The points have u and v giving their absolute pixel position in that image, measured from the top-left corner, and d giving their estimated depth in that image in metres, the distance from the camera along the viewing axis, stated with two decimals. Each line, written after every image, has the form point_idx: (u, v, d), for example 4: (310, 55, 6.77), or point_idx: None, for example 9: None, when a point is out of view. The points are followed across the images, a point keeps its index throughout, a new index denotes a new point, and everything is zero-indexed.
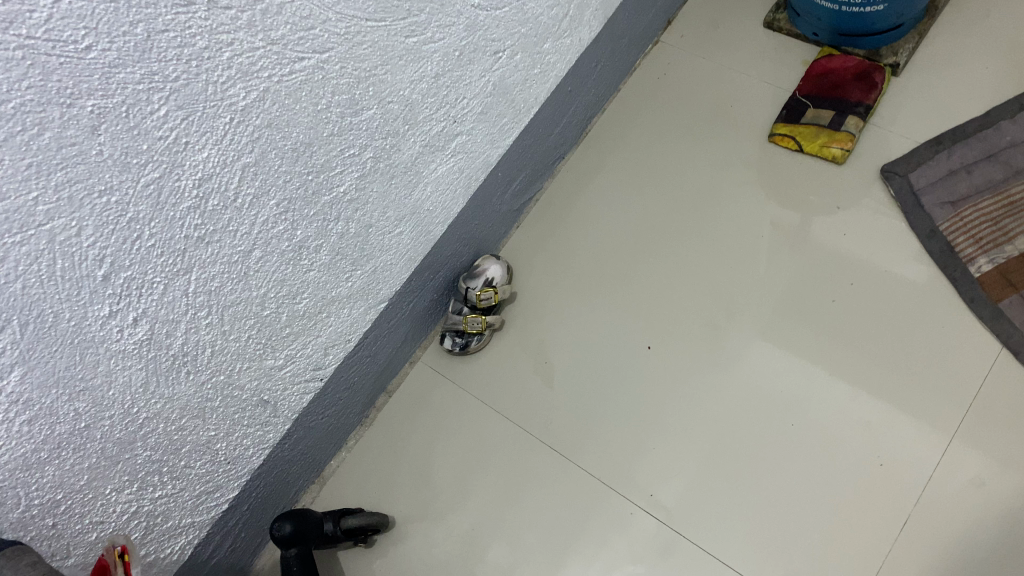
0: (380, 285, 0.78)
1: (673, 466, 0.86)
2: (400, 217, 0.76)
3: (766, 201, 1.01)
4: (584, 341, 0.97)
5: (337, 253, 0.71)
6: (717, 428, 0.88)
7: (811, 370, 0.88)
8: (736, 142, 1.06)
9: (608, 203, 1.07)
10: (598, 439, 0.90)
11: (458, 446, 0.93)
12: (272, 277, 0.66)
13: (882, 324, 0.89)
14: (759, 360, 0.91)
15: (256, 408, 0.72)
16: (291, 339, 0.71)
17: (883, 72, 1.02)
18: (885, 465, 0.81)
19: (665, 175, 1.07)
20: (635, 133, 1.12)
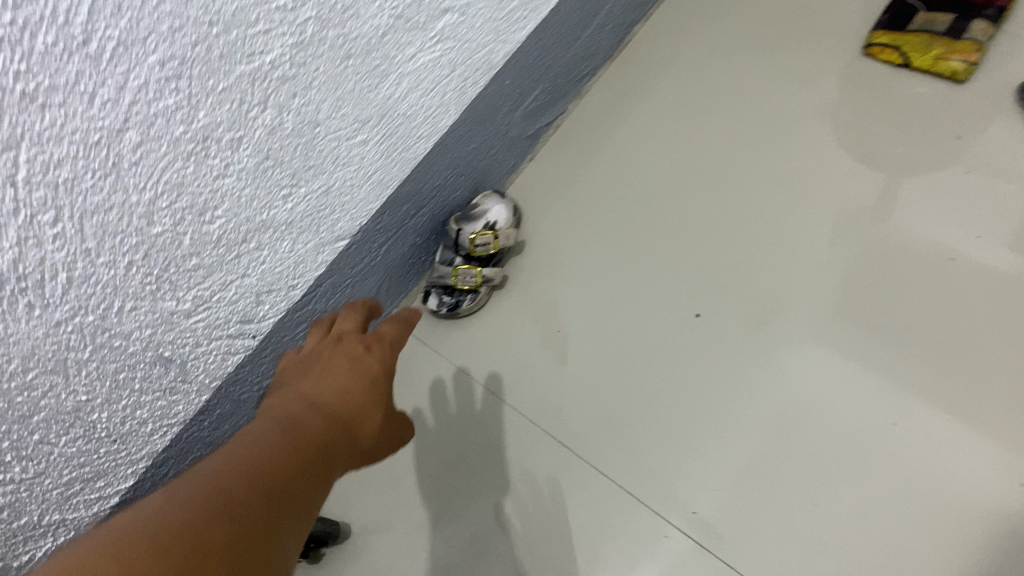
0: (335, 214, 0.59)
1: (717, 466, 0.68)
2: (362, 120, 0.56)
3: (852, 133, 0.80)
4: (607, 307, 0.78)
5: (266, 158, 0.51)
6: (779, 423, 0.68)
7: (909, 352, 0.68)
8: (807, 58, 0.85)
9: (643, 138, 0.86)
10: (622, 431, 0.72)
11: (451, 431, 0.77)
12: (159, 176, 0.46)
13: (1004, 302, 0.68)
14: (841, 336, 0.70)
15: (150, 368, 0.53)
16: (200, 276, 0.52)
17: None
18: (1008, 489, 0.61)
19: (719, 103, 0.86)
20: (683, 51, 0.91)
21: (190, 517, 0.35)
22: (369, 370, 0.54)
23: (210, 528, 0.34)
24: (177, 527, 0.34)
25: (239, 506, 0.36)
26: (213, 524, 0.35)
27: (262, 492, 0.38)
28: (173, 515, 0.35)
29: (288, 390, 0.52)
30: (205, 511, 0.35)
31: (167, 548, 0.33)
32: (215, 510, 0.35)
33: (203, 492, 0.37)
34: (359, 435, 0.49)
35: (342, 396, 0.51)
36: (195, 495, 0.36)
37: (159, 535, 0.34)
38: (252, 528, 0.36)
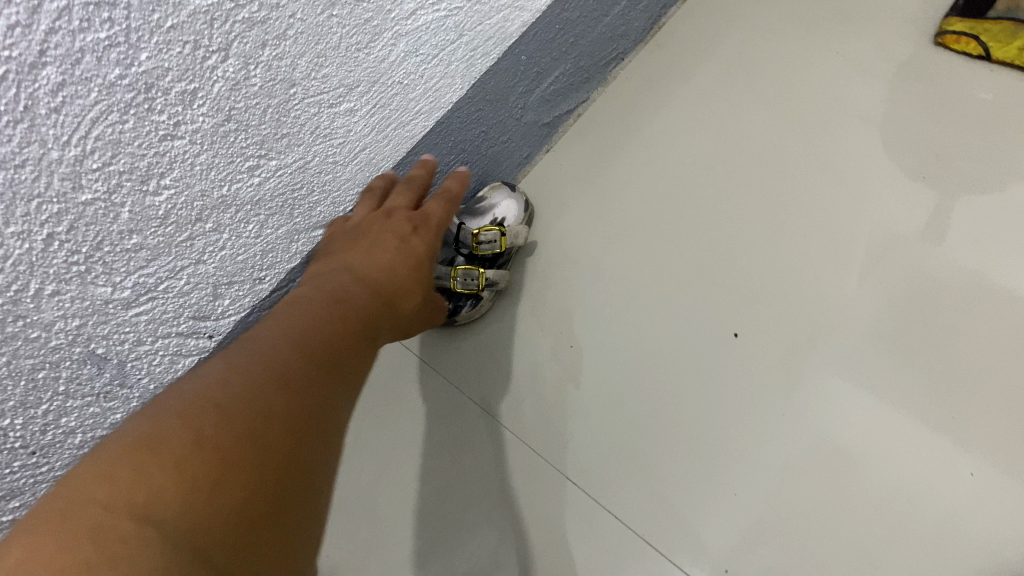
0: (313, 197, 0.51)
1: (756, 510, 0.57)
2: (349, 87, 0.47)
3: (913, 112, 0.67)
4: (626, 317, 0.68)
5: (226, 120, 0.42)
6: (829, 462, 0.56)
7: (997, 384, 0.55)
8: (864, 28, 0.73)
9: (673, 123, 0.75)
10: (641, 466, 0.62)
11: (447, 454, 0.69)
12: (89, 131, 0.36)
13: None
14: (913, 362, 0.57)
15: (79, 368, 0.44)
16: (144, 257, 0.43)
17: None
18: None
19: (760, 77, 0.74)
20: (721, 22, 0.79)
21: (266, 390, 0.34)
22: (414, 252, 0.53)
23: (290, 413, 0.34)
24: (249, 400, 0.33)
25: (309, 385, 0.36)
26: (292, 406, 0.35)
27: (326, 369, 0.38)
28: (246, 386, 0.34)
29: (336, 254, 0.50)
30: (282, 384, 0.35)
31: (245, 423, 0.32)
32: (291, 381, 0.36)
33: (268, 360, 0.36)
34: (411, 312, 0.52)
35: (390, 274, 0.51)
36: (260, 371, 0.35)
37: (232, 405, 0.33)
38: (321, 411, 0.36)
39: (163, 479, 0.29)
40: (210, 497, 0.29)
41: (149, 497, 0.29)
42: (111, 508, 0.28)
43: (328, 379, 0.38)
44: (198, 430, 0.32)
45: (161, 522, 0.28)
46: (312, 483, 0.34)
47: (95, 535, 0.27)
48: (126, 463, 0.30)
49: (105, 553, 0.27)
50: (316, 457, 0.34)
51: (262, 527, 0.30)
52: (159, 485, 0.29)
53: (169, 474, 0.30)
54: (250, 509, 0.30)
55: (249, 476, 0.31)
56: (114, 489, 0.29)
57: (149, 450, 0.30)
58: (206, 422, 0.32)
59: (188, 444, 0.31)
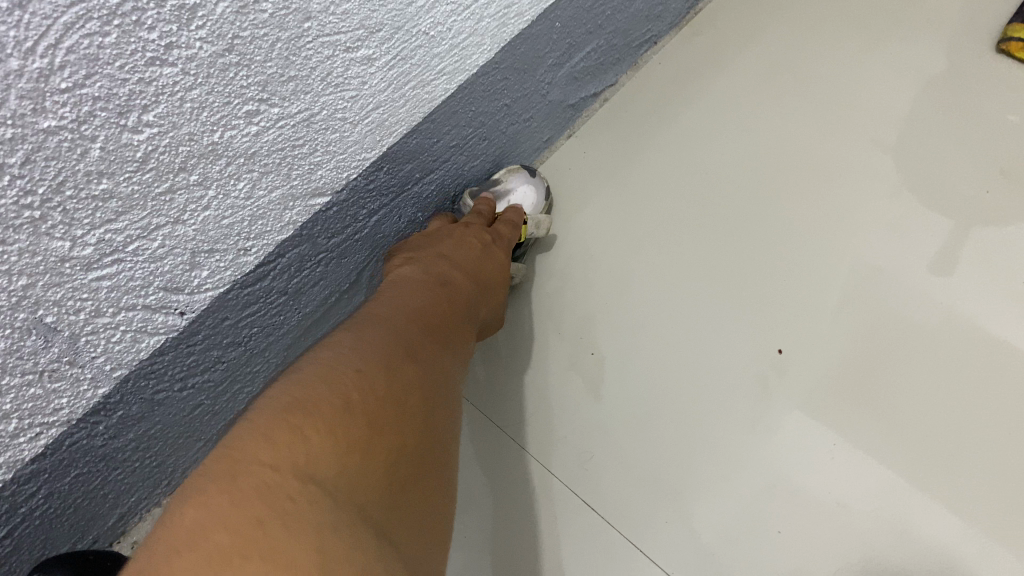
0: (315, 157, 0.43)
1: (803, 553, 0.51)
2: (370, 30, 0.40)
3: (969, 118, 0.62)
4: (641, 326, 0.63)
5: (226, 50, 0.35)
6: (882, 501, 0.51)
7: None
8: (914, 25, 0.67)
9: (697, 119, 0.70)
10: (671, 496, 0.56)
11: (470, 471, 0.63)
12: (60, 38, 0.29)
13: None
14: (978, 394, 0.51)
15: (22, 339, 0.35)
16: (111, 208, 0.35)
17: None
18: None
19: (796, 76, 0.69)
20: (754, 14, 0.74)
21: (395, 367, 0.39)
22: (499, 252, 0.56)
23: (408, 395, 0.39)
24: (383, 378, 0.38)
25: (420, 371, 0.41)
26: (409, 389, 0.39)
27: (428, 357, 0.43)
28: (373, 366, 0.38)
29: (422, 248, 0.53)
30: (405, 362, 0.40)
31: (382, 396, 0.37)
32: (408, 365, 0.40)
33: (391, 352, 0.40)
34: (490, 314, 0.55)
35: (479, 273, 0.54)
36: (380, 355, 0.40)
37: (368, 377, 0.37)
38: (430, 396, 0.41)
39: (317, 444, 0.32)
40: (362, 462, 0.33)
41: (308, 458, 0.31)
42: (276, 468, 0.31)
43: (431, 368, 0.43)
44: (342, 398, 0.35)
45: (325, 483, 0.31)
46: (427, 464, 0.37)
47: (264, 488, 0.30)
48: (282, 423, 0.33)
49: (276, 507, 0.29)
50: (428, 440, 0.39)
51: (393, 497, 0.34)
52: (316, 448, 0.32)
53: (324, 444, 0.32)
54: (393, 473, 0.34)
55: (387, 448, 0.35)
56: (275, 448, 0.31)
57: (303, 414, 0.33)
58: (349, 393, 0.36)
59: (337, 411, 0.34)
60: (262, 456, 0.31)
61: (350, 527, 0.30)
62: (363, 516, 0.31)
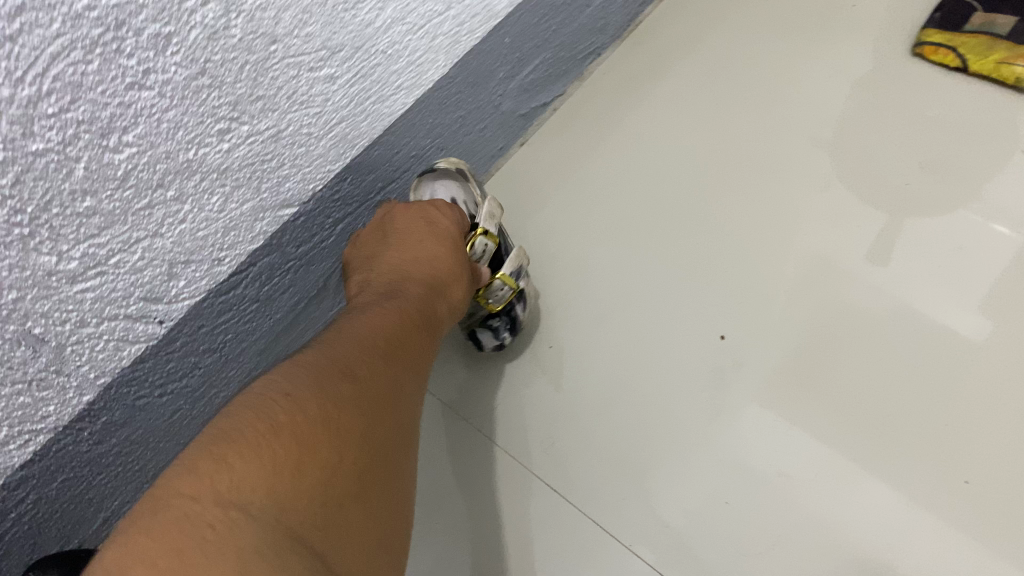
0: (283, 171, 0.46)
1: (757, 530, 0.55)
2: (332, 49, 0.43)
3: (894, 120, 0.67)
4: (594, 321, 0.66)
5: (200, 72, 0.37)
6: (823, 472, 0.55)
7: (995, 401, 0.54)
8: (844, 34, 0.72)
9: (643, 125, 0.74)
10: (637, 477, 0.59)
11: (434, 468, 0.64)
12: (47, 67, 0.31)
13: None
14: (904, 373, 0.56)
15: (11, 350, 0.37)
16: (94, 223, 0.38)
17: None
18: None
19: (737, 83, 0.73)
20: (695, 26, 0.78)
21: (329, 379, 0.37)
22: (446, 236, 0.54)
23: (346, 406, 0.37)
24: (314, 390, 0.36)
25: (363, 380, 0.39)
26: (348, 400, 0.37)
27: (373, 364, 0.41)
28: (305, 381, 0.37)
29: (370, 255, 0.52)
30: (342, 373, 0.39)
31: (316, 408, 0.35)
32: (347, 375, 0.39)
33: (325, 365, 0.39)
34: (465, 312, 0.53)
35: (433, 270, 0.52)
36: (314, 372, 0.38)
37: (298, 395, 0.36)
38: (379, 405, 0.39)
39: (243, 470, 0.31)
40: (293, 483, 0.32)
41: (230, 483, 0.31)
42: (196, 496, 0.30)
43: (378, 376, 0.40)
44: (267, 419, 0.34)
45: (251, 509, 0.30)
46: (375, 471, 0.36)
47: (183, 523, 0.29)
48: (203, 455, 0.32)
49: (194, 537, 0.29)
50: (378, 448, 0.37)
51: (333, 511, 0.33)
52: (239, 474, 0.31)
53: (248, 466, 0.32)
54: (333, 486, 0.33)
55: (325, 463, 0.34)
56: (197, 481, 0.31)
57: (227, 443, 0.32)
58: (276, 413, 0.34)
59: (262, 431, 0.33)
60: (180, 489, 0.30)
61: (273, 550, 0.29)
62: (292, 538, 0.30)
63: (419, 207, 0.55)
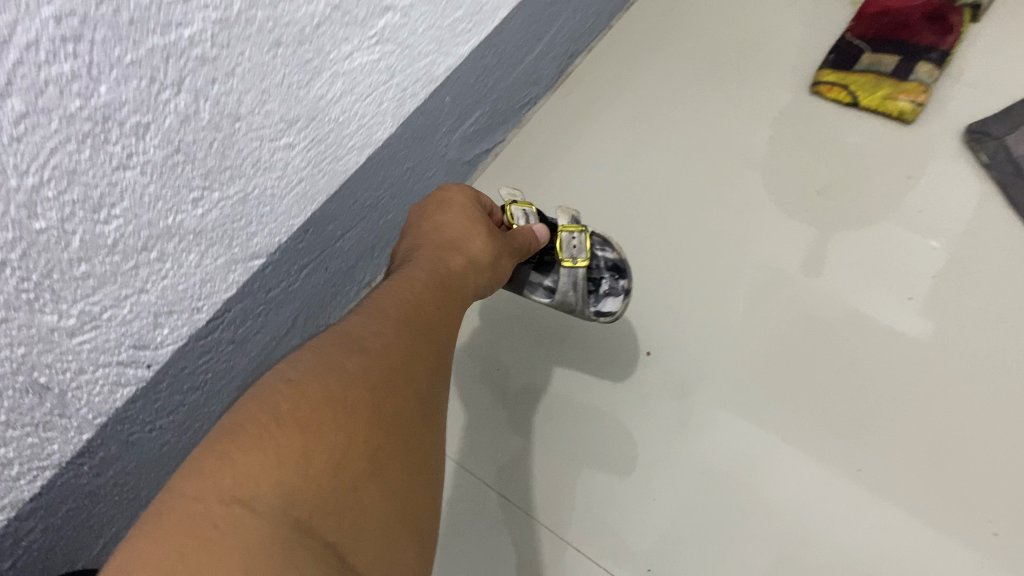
0: (251, 228, 0.52)
1: (683, 523, 0.61)
2: (290, 120, 0.50)
3: (799, 164, 0.77)
4: (548, 347, 0.75)
5: (175, 150, 0.44)
6: (735, 471, 0.62)
7: (889, 396, 0.62)
8: (758, 91, 0.82)
9: (583, 169, 0.83)
10: (579, 480, 0.66)
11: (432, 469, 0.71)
12: (47, 158, 0.38)
13: (952, 383, 0.61)
14: (809, 379, 0.64)
15: (21, 397, 0.43)
16: (90, 285, 0.44)
17: (961, 14, 0.78)
18: (999, 553, 0.55)
19: (666, 132, 0.83)
20: (628, 84, 0.88)
21: (336, 361, 0.38)
22: (460, 212, 0.58)
23: (353, 387, 0.37)
24: (321, 375, 0.37)
25: (372, 357, 0.40)
26: (354, 380, 0.38)
27: (382, 340, 0.41)
28: (310, 368, 0.38)
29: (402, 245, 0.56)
30: (349, 354, 0.39)
31: (322, 393, 0.36)
32: (356, 353, 0.40)
33: (335, 348, 0.40)
34: (484, 275, 0.56)
35: (450, 241, 0.55)
36: (324, 354, 0.39)
37: (303, 382, 0.37)
38: (392, 376, 0.40)
39: (247, 462, 0.32)
40: (302, 470, 0.33)
41: (235, 479, 0.31)
42: (199, 498, 0.31)
43: (388, 352, 0.41)
44: (273, 411, 0.34)
45: (260, 500, 0.31)
46: (388, 448, 0.37)
47: (189, 523, 0.30)
48: (208, 453, 0.32)
49: (198, 535, 0.29)
50: (392, 422, 0.38)
51: (348, 494, 0.34)
52: (243, 469, 0.32)
53: (255, 460, 0.32)
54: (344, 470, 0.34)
55: (333, 445, 0.34)
56: (200, 480, 0.31)
57: (233, 438, 0.33)
58: (281, 406, 0.35)
59: (267, 423, 0.34)
60: (185, 490, 0.31)
61: (280, 544, 0.30)
62: (302, 527, 0.31)
63: (435, 200, 0.60)
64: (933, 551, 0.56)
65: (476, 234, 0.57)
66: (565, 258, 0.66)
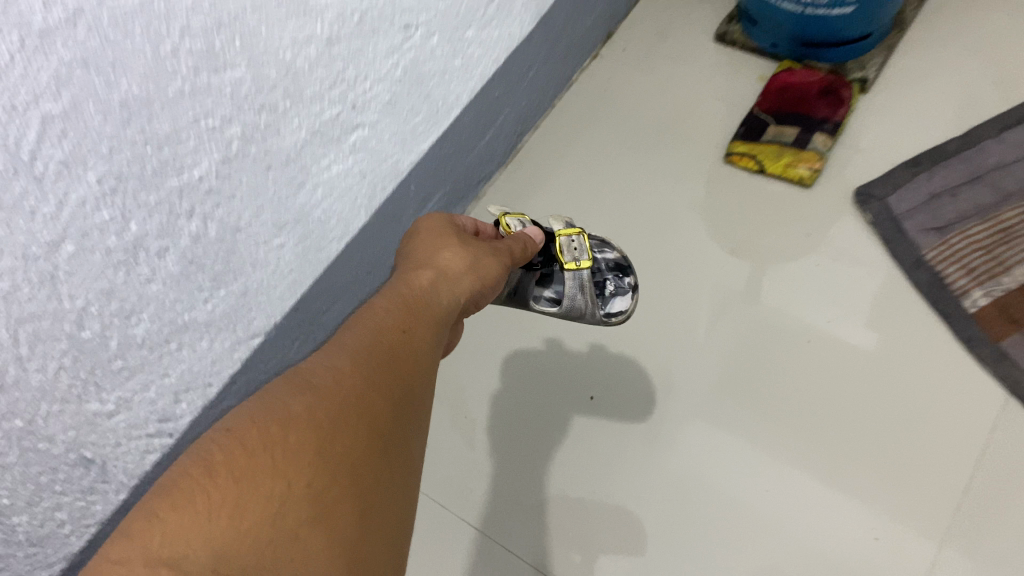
0: (252, 313, 0.62)
1: (625, 544, 0.72)
2: (282, 225, 0.60)
3: (722, 222, 0.88)
4: (511, 390, 0.85)
5: (190, 263, 0.54)
6: (670, 492, 0.74)
7: (793, 425, 0.74)
8: (686, 157, 0.94)
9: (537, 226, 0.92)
10: (537, 511, 0.77)
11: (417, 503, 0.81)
12: (93, 285, 0.49)
13: (845, 417, 0.73)
14: (732, 413, 0.76)
15: (73, 469, 0.54)
16: (124, 376, 0.54)
17: (850, 88, 0.91)
18: (883, 558, 0.67)
19: (607, 194, 0.94)
20: (574, 148, 0.99)
21: (280, 403, 0.37)
22: (433, 233, 0.57)
23: (295, 428, 0.36)
24: (261, 420, 0.36)
25: (321, 393, 0.39)
26: (297, 420, 0.37)
27: (334, 373, 0.40)
28: (251, 414, 0.37)
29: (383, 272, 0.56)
30: (296, 394, 0.38)
31: (262, 439, 0.36)
32: (303, 392, 0.38)
33: (283, 389, 0.39)
34: (464, 285, 0.53)
35: (422, 261, 0.54)
36: (270, 395, 0.38)
37: (241, 429, 0.36)
38: (342, 409, 0.38)
39: (177, 521, 0.33)
40: (231, 524, 0.33)
41: (163, 538, 0.32)
42: (127, 559, 0.31)
43: (341, 385, 0.39)
44: (208, 465, 0.35)
45: (186, 560, 0.31)
46: (337, 488, 0.36)
47: None
48: (142, 512, 0.33)
49: None
50: (342, 460, 0.37)
51: (286, 543, 0.33)
52: (173, 528, 0.32)
53: (183, 517, 0.33)
54: (282, 519, 0.34)
55: (267, 495, 0.34)
56: (129, 542, 0.32)
57: (163, 496, 0.34)
58: (216, 457, 0.35)
59: (201, 478, 0.34)
60: (115, 552, 0.32)
61: None
62: None
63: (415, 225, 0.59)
64: (822, 560, 0.68)
65: (449, 248, 0.55)
66: (569, 261, 0.73)
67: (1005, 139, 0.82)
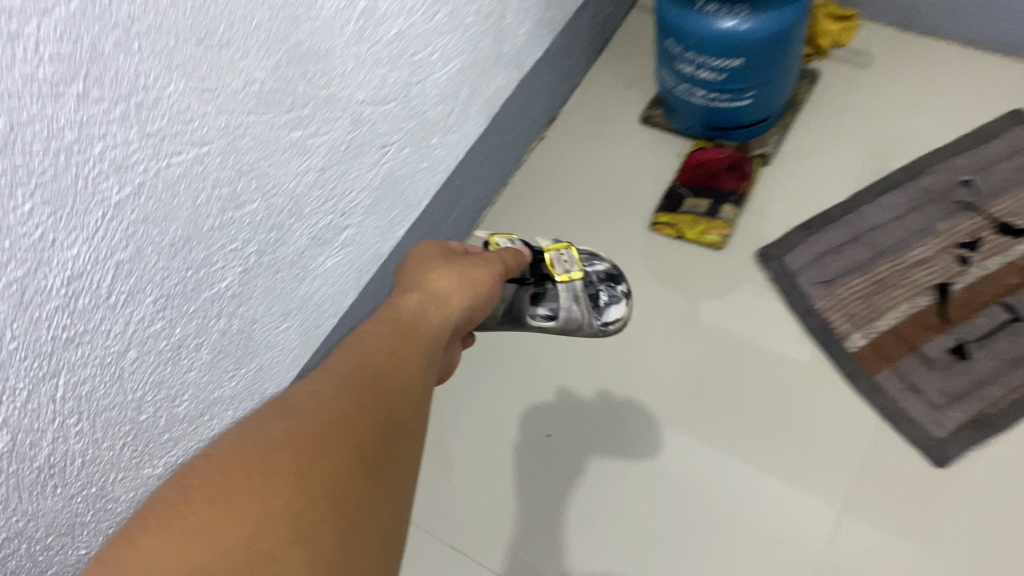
0: (265, 381, 0.77)
1: (579, 554, 0.85)
2: (288, 312, 0.75)
3: (653, 276, 1.03)
4: (480, 426, 0.97)
5: (219, 352, 0.69)
6: (616, 512, 0.87)
7: (714, 451, 0.88)
8: (620, 217, 1.09)
9: None
10: (501, 532, 0.88)
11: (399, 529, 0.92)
12: (149, 378, 0.62)
13: (757, 443, 0.87)
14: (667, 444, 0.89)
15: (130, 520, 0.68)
16: (170, 446, 0.68)
17: (752, 163, 1.07)
18: (780, 557, 0.80)
19: None
20: (527, 208, 1.14)
21: (261, 429, 0.41)
22: (429, 264, 0.66)
23: (273, 449, 0.40)
24: (240, 446, 0.40)
25: (299, 416, 0.42)
26: (274, 442, 0.40)
27: (313, 399, 0.43)
28: (232, 442, 0.40)
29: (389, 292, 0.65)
30: (278, 419, 0.42)
31: (240, 463, 0.39)
32: (285, 418, 0.42)
33: (267, 417, 0.42)
34: (449, 305, 0.61)
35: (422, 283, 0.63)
36: (256, 423, 0.42)
37: (222, 455, 0.40)
38: (320, 432, 0.41)
39: (157, 543, 0.36)
40: (207, 543, 0.36)
41: (142, 560, 0.35)
42: None
43: (321, 407, 0.43)
44: (187, 490, 0.38)
45: None
46: (318, 499, 0.38)
47: None
48: (128, 537, 0.36)
49: None
50: (321, 473, 0.39)
51: (263, 553, 0.35)
52: (153, 550, 0.36)
53: (161, 539, 0.36)
54: (258, 533, 0.36)
55: (242, 512, 0.37)
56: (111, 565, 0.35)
57: (147, 524, 0.37)
58: (195, 484, 0.38)
59: (181, 504, 0.37)
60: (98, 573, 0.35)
61: None
62: None
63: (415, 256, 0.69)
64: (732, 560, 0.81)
65: (440, 274, 0.64)
66: (561, 273, 0.87)
67: (878, 203, 1.00)
